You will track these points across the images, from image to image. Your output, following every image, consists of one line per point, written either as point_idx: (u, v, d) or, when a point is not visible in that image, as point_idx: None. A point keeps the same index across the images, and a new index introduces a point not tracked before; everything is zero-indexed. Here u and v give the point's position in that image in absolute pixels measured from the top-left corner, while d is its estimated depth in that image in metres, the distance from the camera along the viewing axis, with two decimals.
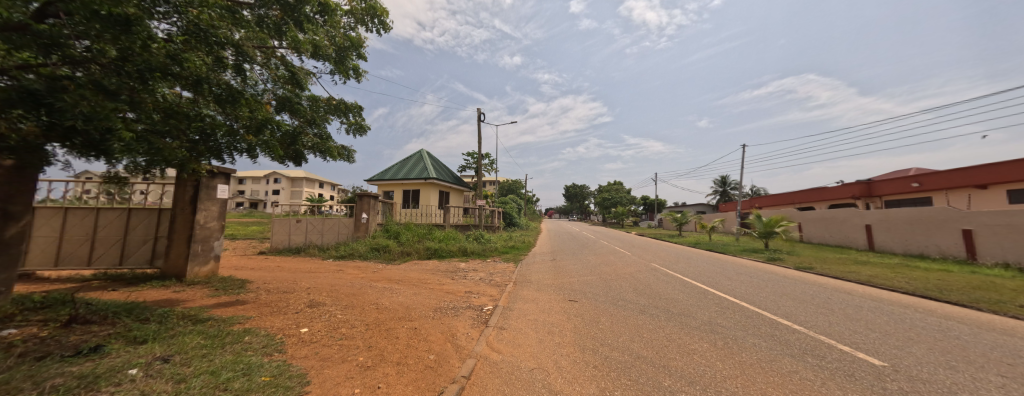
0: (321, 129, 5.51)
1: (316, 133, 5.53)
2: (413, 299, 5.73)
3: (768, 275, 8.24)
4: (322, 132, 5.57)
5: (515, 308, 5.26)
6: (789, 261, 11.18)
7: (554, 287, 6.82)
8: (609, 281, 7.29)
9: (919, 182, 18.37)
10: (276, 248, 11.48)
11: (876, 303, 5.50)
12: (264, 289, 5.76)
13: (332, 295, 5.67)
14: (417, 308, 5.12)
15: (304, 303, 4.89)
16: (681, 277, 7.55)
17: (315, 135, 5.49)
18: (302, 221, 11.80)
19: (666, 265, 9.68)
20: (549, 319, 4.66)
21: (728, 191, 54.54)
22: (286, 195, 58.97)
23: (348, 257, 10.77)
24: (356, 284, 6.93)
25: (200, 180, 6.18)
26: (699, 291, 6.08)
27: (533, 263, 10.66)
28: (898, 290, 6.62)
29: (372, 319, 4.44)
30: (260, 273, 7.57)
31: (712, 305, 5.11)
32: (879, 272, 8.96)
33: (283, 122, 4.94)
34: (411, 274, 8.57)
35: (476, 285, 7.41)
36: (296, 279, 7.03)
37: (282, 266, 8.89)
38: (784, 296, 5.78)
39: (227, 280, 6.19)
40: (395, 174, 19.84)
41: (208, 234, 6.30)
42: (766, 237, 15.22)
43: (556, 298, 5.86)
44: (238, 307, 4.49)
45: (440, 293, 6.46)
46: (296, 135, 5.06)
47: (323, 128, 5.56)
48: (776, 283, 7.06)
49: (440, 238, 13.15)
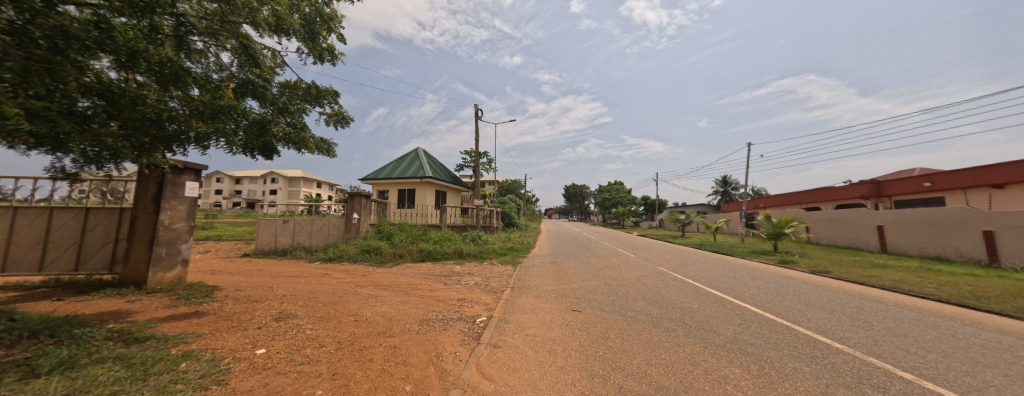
0: (295, 120, 4.94)
1: (290, 123, 4.95)
2: (398, 309, 5.14)
3: (785, 280, 7.66)
4: (297, 122, 5.00)
5: (512, 320, 4.69)
6: (803, 264, 10.60)
7: (555, 294, 6.26)
8: (615, 287, 6.71)
9: (931, 181, 17.79)
10: (261, 250, 10.90)
11: (915, 313, 4.92)
12: (232, 298, 5.16)
13: (309, 304, 5.09)
14: (402, 320, 4.54)
15: (272, 314, 4.30)
16: (691, 282, 7.00)
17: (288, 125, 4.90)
18: (289, 221, 11.23)
19: (674, 268, 9.10)
20: (551, 334, 4.07)
21: (730, 191, 53.95)
22: (283, 194, 58.43)
23: (336, 260, 10.18)
24: (338, 290, 6.34)
25: (164, 176, 5.60)
26: (716, 299, 5.51)
27: (533, 266, 10.10)
28: (932, 298, 6.04)
29: (347, 335, 3.85)
30: (236, 278, 6.97)
31: (733, 317, 4.53)
32: (901, 277, 8.40)
33: (249, 110, 4.35)
34: (402, 278, 7.98)
35: (470, 291, 6.83)
36: (274, 285, 6.45)
37: (264, 270, 8.30)
38: (811, 306, 5.20)
39: (194, 287, 5.60)
40: (391, 173, 19.25)
41: (174, 236, 5.71)
42: (775, 239, 14.63)
43: (558, 307, 5.28)
44: (192, 321, 3.90)
45: (430, 301, 5.87)
46: (265, 124, 4.47)
47: (299, 118, 4.99)
48: (795, 289, 6.50)
49: (435, 239, 12.57)
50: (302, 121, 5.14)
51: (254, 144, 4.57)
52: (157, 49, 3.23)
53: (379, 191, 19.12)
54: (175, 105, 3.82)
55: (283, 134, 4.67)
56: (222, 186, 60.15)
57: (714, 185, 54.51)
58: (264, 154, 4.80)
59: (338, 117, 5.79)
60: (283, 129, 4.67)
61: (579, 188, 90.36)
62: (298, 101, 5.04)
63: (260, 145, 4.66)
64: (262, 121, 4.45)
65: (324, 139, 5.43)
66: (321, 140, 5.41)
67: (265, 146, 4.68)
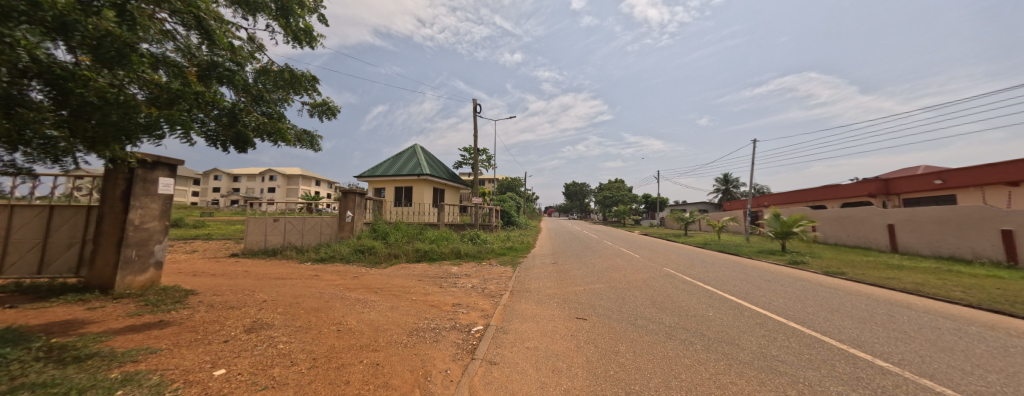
0: (272, 109, 4.52)
1: (266, 113, 4.53)
2: (387, 317, 4.70)
3: (801, 282, 7.23)
4: (274, 113, 4.57)
5: (510, 330, 4.27)
6: (815, 265, 10.16)
7: (556, 298, 5.84)
8: (622, 291, 6.29)
9: (942, 179, 17.35)
10: (250, 250, 10.47)
11: (952, 322, 4.48)
12: (206, 304, 4.73)
13: (290, 311, 4.67)
14: (389, 330, 4.11)
15: (243, 324, 3.87)
16: (702, 286, 6.59)
17: (264, 116, 4.46)
18: (279, 220, 10.80)
19: (681, 269, 8.69)
20: (554, 348, 3.63)
21: (731, 189, 53.59)
22: (281, 192, 57.95)
23: (328, 260, 9.77)
24: (325, 294, 5.92)
25: (134, 172, 5.16)
26: (732, 305, 5.10)
27: (533, 267, 9.67)
28: (963, 304, 5.62)
29: (325, 350, 3.41)
30: (217, 282, 6.54)
31: (756, 327, 4.10)
32: (920, 279, 7.99)
33: (219, 97, 3.90)
34: (394, 281, 7.55)
35: (466, 295, 6.41)
36: (257, 289, 6.01)
37: (251, 272, 7.88)
38: (838, 314, 4.77)
39: (167, 291, 5.18)
40: (388, 170, 18.80)
41: (146, 237, 5.28)
42: (783, 238, 14.20)
43: (561, 314, 4.86)
44: (151, 333, 3.46)
45: (423, 306, 5.44)
46: (237, 112, 4.02)
47: (275, 108, 4.56)
48: (814, 294, 6.08)
49: (431, 238, 12.13)
50: (280, 111, 4.71)
51: (224, 134, 4.12)
52: (97, 21, 2.73)
53: (375, 189, 18.68)
54: (134, 93, 3.35)
55: (256, 124, 4.20)
56: (219, 185, 59.52)
57: (714, 183, 54.12)
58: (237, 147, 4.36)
59: (323, 108, 5.36)
60: (257, 118, 4.21)
61: (579, 186, 89.98)
62: (273, 89, 4.61)
63: (231, 136, 4.20)
64: (233, 109, 3.99)
65: (306, 131, 5.01)
66: (303, 132, 4.97)
67: (238, 138, 4.24)
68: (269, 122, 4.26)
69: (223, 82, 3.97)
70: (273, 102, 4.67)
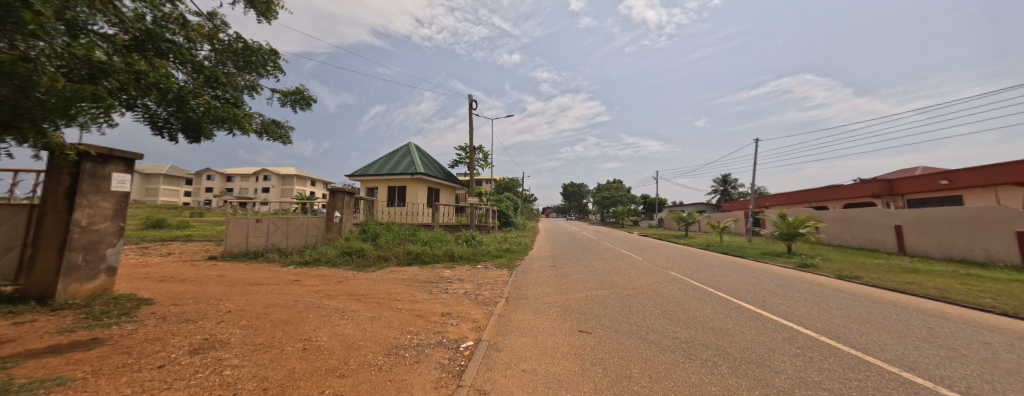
0: (228, 93, 3.98)
1: (221, 97, 3.98)
2: (365, 331, 4.13)
3: (818, 288, 6.73)
4: (231, 98, 4.04)
5: (505, 347, 3.73)
6: (825, 268, 9.70)
7: (556, 307, 5.32)
8: (627, 298, 5.75)
9: (948, 179, 17.03)
10: (230, 252, 9.83)
11: (1001, 336, 3.99)
12: (158, 317, 4.14)
13: (255, 325, 4.09)
14: (365, 347, 3.56)
15: (191, 343, 3.30)
16: (712, 292, 6.11)
17: (219, 101, 3.91)
18: (262, 220, 10.19)
19: (687, 273, 8.19)
20: (556, 372, 3.08)
21: (728, 190, 53.41)
22: (275, 192, 57.07)
23: (313, 264, 9.16)
24: (299, 303, 5.34)
25: (81, 166, 4.57)
26: (751, 315, 4.60)
27: (532, 270, 9.15)
28: (1001, 313, 5.13)
29: (282, 376, 2.83)
30: (182, 289, 5.93)
31: (785, 344, 3.60)
32: (942, 284, 7.52)
33: (162, 75, 3.27)
34: (380, 286, 6.98)
35: (458, 303, 5.86)
36: (224, 297, 5.42)
37: (226, 277, 7.27)
38: (873, 326, 4.27)
39: (118, 301, 4.58)
40: (381, 168, 18.20)
41: (96, 239, 4.72)
42: (789, 239, 13.74)
43: (561, 327, 4.31)
44: (74, 356, 2.88)
45: (409, 317, 4.87)
46: (182, 95, 3.41)
47: (233, 92, 4.02)
48: (836, 301, 5.58)
49: (424, 240, 11.57)
50: (239, 97, 4.16)
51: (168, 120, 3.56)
52: None
53: (368, 188, 18.10)
54: None
55: (206, 109, 3.63)
56: (212, 185, 58.50)
57: (711, 183, 53.95)
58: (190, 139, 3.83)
59: (296, 97, 4.85)
60: (208, 102, 3.65)
61: (578, 186, 89.64)
62: (231, 71, 4.08)
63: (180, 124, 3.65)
64: (180, 91, 3.40)
65: (275, 122, 4.50)
66: (270, 122, 4.47)
67: (189, 127, 3.70)
68: (222, 107, 3.71)
69: (167, 58, 3.38)
70: (232, 86, 4.13)
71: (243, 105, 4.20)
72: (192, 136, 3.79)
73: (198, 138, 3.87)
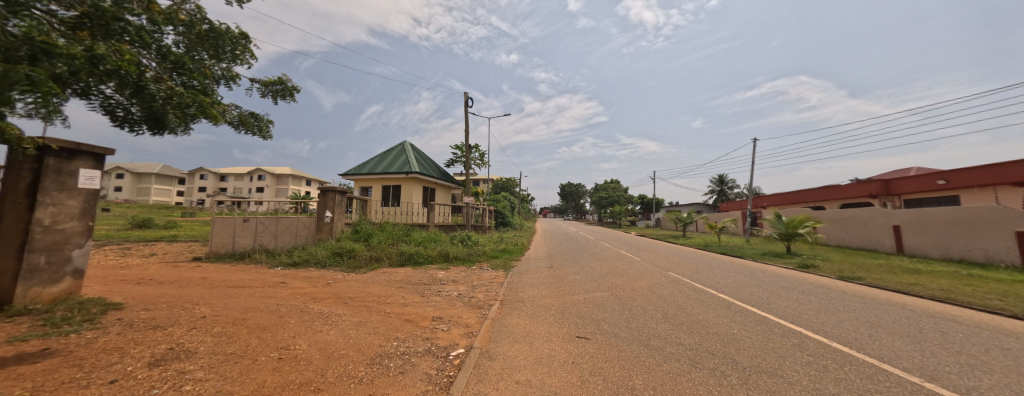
0: (195, 80, 3.70)
1: (188, 85, 3.70)
2: (348, 337, 3.85)
3: (822, 289, 6.54)
4: (201, 87, 3.79)
5: (498, 356, 3.46)
6: (827, 269, 9.53)
7: (553, 310, 5.08)
8: (627, 301, 5.52)
9: (945, 179, 17.02)
10: (215, 253, 9.50)
11: (1020, 341, 3.79)
12: (123, 324, 3.83)
13: (230, 332, 3.81)
14: (346, 357, 3.28)
15: (153, 354, 3.01)
16: (713, 293, 5.90)
17: (187, 89, 3.66)
18: (249, 220, 9.86)
19: (687, 274, 7.98)
20: (552, 384, 2.82)
21: (726, 190, 53.46)
22: (270, 192, 56.41)
23: (302, 266, 8.85)
24: (282, 307, 5.04)
25: (44, 161, 4.27)
26: (757, 319, 4.38)
27: (528, 271, 8.92)
28: (1014, 316, 4.95)
29: (249, 391, 2.55)
30: (158, 292, 5.62)
31: (794, 350, 3.38)
32: (946, 285, 7.37)
33: (118, 57, 2.95)
34: (370, 289, 6.69)
35: (450, 307, 5.60)
36: (202, 301, 5.11)
37: (208, 280, 6.95)
38: (885, 331, 4.06)
39: (84, 306, 4.27)
40: (375, 167, 17.87)
41: (61, 240, 4.41)
42: (788, 239, 13.58)
43: (558, 333, 4.07)
44: (16, 370, 2.59)
45: (397, 322, 4.60)
46: (142, 81, 3.14)
47: (201, 79, 3.76)
48: (843, 304, 5.36)
49: (418, 240, 11.30)
50: (208, 84, 3.88)
51: (131, 111, 3.32)
52: None
53: (362, 187, 17.78)
54: None
55: (168, 96, 3.31)
56: (206, 184, 57.79)
57: (708, 184, 53.97)
58: (155, 131, 3.61)
59: (277, 89, 4.59)
60: (169, 88, 3.36)
61: (575, 186, 89.51)
62: (200, 57, 3.83)
63: (143, 115, 3.42)
64: (139, 76, 3.10)
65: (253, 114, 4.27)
66: (246, 114, 4.23)
67: (154, 119, 3.48)
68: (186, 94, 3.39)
69: (126, 40, 3.10)
70: (201, 73, 3.86)
71: (212, 94, 3.94)
72: (156, 127, 3.56)
73: (160, 129, 3.62)
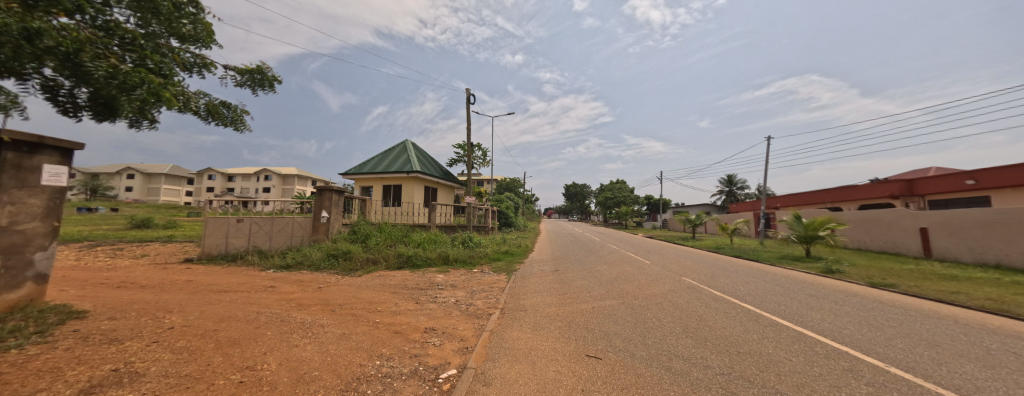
0: (150, 61, 3.41)
1: (140, 65, 3.39)
2: (326, 354, 3.36)
3: (856, 299, 5.93)
4: (156, 67, 3.51)
5: (495, 379, 2.98)
6: (854, 275, 8.88)
7: (559, 321, 4.59)
8: (640, 311, 4.99)
9: (974, 179, 16.09)
10: (208, 255, 9.20)
11: None
12: (78, 337, 3.43)
13: (195, 347, 3.37)
14: (317, 381, 2.81)
15: (91, 378, 2.57)
16: (737, 303, 5.35)
17: (138, 68, 3.35)
18: (243, 220, 9.54)
19: (704, 280, 7.41)
20: None
21: (735, 190, 52.29)
22: (275, 192, 56.82)
23: (295, 268, 8.47)
24: (261, 315, 4.59)
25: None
26: (794, 336, 3.83)
27: (532, 275, 8.43)
28: None
29: None
30: (133, 298, 5.23)
31: (848, 378, 2.82)
32: (993, 294, 6.70)
33: (49, 30, 2.62)
34: (363, 294, 6.26)
35: (446, 316, 5.13)
36: (178, 308, 4.71)
37: (194, 283, 6.59)
38: (948, 353, 3.48)
39: (41, 315, 3.87)
40: (376, 167, 17.54)
41: (21, 242, 4.02)
42: (807, 242, 12.86)
43: (564, 350, 3.57)
44: None
45: (385, 334, 4.12)
46: (80, 57, 2.80)
47: (155, 59, 3.45)
48: (884, 316, 4.77)
49: (417, 241, 10.88)
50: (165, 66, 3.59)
51: (74, 94, 3.00)
52: None
53: (364, 187, 17.47)
54: None
55: (114, 76, 2.97)
56: (213, 184, 58.32)
57: (717, 184, 52.77)
58: (104, 117, 3.28)
59: (253, 77, 4.26)
60: (114, 67, 3.00)
61: (581, 186, 88.61)
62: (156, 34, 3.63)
63: (89, 99, 3.08)
64: (75, 51, 2.76)
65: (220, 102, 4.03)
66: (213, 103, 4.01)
67: (103, 104, 3.16)
68: (135, 74, 3.06)
69: (62, 12, 2.78)
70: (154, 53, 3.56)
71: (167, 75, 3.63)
72: (104, 113, 3.25)
73: (110, 116, 3.29)
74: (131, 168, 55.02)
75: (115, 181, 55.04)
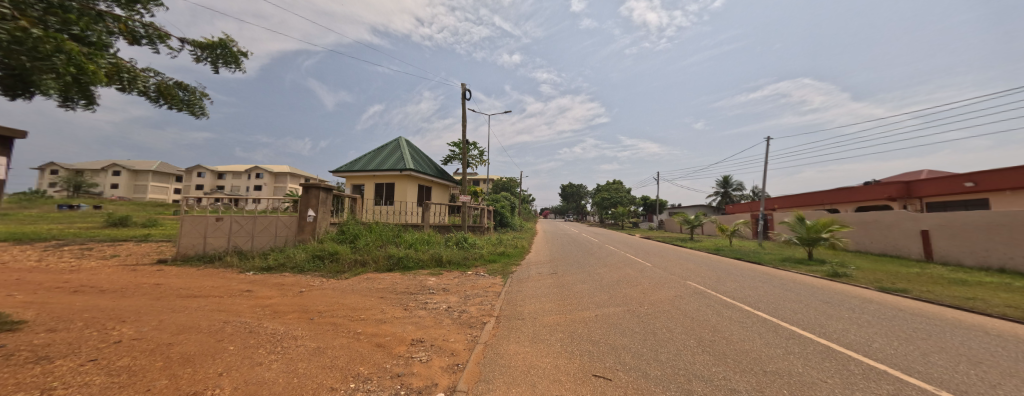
0: (78, 28, 3.06)
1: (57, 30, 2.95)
2: (292, 376, 2.87)
3: (874, 306, 5.58)
4: (83, 34, 3.12)
5: None
6: (862, 279, 8.59)
7: (560, 332, 4.19)
8: (648, 320, 4.59)
9: (973, 181, 16.05)
10: (184, 255, 8.65)
11: None
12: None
13: (138, 367, 2.88)
14: None
15: None
16: (750, 311, 4.98)
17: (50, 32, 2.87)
18: (222, 219, 9.00)
19: (711, 285, 7.05)
20: None
21: (730, 192, 52.34)
22: (267, 191, 55.77)
23: (276, 270, 7.93)
24: (227, 325, 4.08)
25: None
26: (826, 352, 3.43)
27: (529, 278, 8.01)
28: None
29: None
30: (86, 304, 4.70)
31: None
32: (1012, 301, 6.40)
33: None
34: (347, 299, 5.78)
35: (437, 325, 4.68)
36: (135, 316, 4.21)
37: (163, 287, 6.05)
38: (995, 372, 3.11)
39: None
40: (368, 164, 17.01)
41: None
42: (810, 245, 12.61)
43: (568, 369, 3.14)
44: None
45: (366, 348, 3.64)
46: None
47: (82, 26, 3.08)
48: (910, 327, 4.44)
49: (409, 242, 10.39)
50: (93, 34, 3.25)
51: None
52: None
53: (355, 185, 16.93)
54: None
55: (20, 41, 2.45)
56: (203, 181, 57.12)
57: (713, 185, 52.78)
58: (14, 90, 2.79)
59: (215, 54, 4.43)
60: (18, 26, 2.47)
61: (577, 187, 88.37)
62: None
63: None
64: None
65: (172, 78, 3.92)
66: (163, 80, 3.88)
67: (10, 75, 2.65)
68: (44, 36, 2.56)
69: None
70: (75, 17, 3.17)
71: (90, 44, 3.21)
72: (13, 86, 2.78)
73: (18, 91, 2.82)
74: (117, 164, 53.63)
75: (100, 178, 53.61)
